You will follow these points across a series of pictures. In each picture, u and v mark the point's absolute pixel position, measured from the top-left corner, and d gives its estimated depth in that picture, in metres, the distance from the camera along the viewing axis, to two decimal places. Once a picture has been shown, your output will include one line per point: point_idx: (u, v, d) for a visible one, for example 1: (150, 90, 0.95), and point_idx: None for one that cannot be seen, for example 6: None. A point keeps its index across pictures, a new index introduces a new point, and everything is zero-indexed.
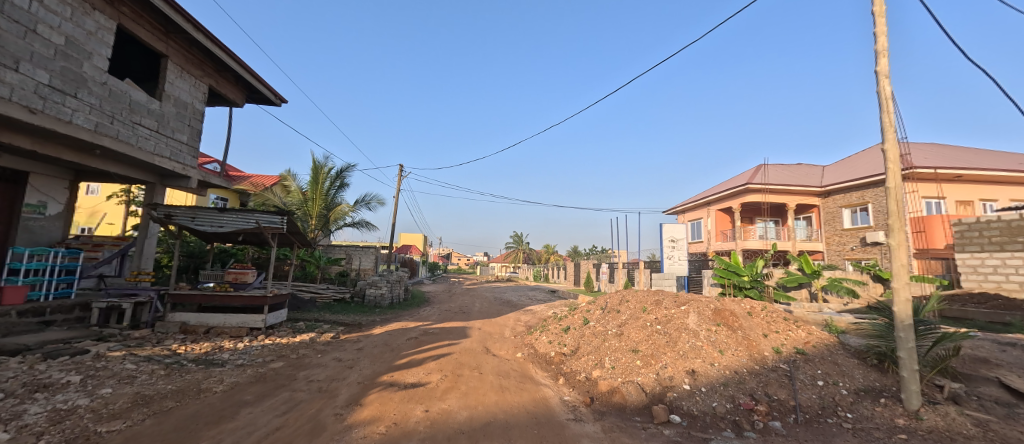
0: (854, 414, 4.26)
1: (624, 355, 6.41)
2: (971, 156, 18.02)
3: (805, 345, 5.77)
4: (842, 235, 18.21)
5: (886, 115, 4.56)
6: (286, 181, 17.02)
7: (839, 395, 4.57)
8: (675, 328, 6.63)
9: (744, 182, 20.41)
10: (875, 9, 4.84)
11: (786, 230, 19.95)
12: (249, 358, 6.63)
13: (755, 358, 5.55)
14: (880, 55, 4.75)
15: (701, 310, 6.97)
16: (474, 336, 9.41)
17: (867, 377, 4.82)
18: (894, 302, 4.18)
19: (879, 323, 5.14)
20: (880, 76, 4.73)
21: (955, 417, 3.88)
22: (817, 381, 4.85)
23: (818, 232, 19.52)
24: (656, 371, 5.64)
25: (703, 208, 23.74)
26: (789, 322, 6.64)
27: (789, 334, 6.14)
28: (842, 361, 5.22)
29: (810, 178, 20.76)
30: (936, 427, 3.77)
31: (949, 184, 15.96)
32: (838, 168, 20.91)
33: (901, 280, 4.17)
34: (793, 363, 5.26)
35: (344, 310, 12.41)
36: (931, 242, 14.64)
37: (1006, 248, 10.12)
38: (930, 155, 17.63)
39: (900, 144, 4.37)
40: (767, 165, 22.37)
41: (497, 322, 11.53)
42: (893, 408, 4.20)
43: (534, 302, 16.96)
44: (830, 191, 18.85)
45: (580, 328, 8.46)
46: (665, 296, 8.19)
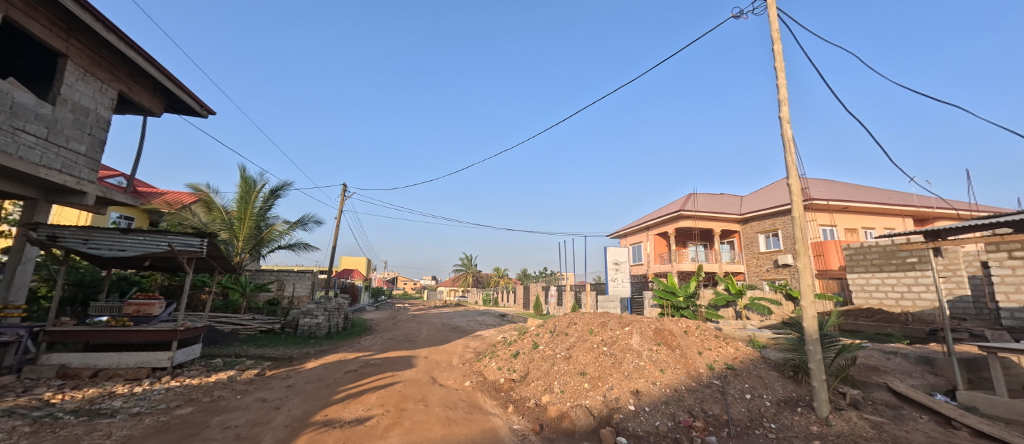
0: (777, 424, 4.64)
1: (572, 378, 6.48)
2: (855, 191, 21.14)
3: (733, 360, 6.24)
4: (759, 258, 20.30)
5: (790, 154, 5.26)
6: (208, 198, 15.39)
7: (764, 407, 4.96)
8: (620, 349, 6.86)
9: (677, 209, 22.06)
10: (778, 64, 5.62)
11: (714, 252, 21.63)
12: (148, 406, 5.72)
13: (692, 375, 5.89)
14: (783, 103, 5.52)
15: (644, 330, 7.28)
16: (420, 366, 8.99)
17: (785, 389, 5.31)
18: (803, 318, 4.70)
19: (793, 337, 5.73)
20: (783, 121, 5.47)
21: (856, 421, 4.41)
22: (746, 395, 5.24)
23: (739, 255, 21.55)
24: (603, 393, 5.76)
25: (643, 233, 25.24)
26: (719, 339, 7.17)
27: (720, 351, 6.62)
28: (765, 374, 5.71)
29: (731, 206, 23.03)
30: (842, 432, 4.24)
31: (839, 214, 18.57)
32: (754, 198, 23.45)
33: (808, 299, 4.71)
34: (725, 379, 5.65)
35: (273, 342, 11.29)
36: (828, 264, 16.86)
37: (883, 269, 11.90)
38: (825, 189, 20.41)
39: (801, 180, 5.04)
40: (696, 193, 24.48)
41: (444, 350, 11.13)
42: (808, 416, 4.64)
43: (483, 327, 16.62)
44: (748, 218, 21.04)
45: (530, 353, 8.45)
46: (610, 317, 8.42)
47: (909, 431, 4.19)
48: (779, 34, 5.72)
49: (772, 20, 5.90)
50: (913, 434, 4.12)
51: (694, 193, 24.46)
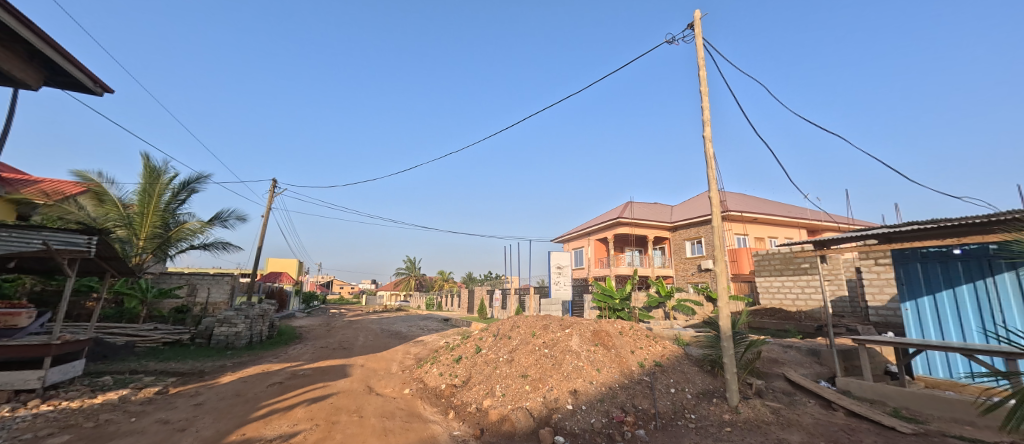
0: (696, 414, 5.09)
1: (514, 381, 6.57)
2: (765, 204, 23.83)
3: (661, 358, 6.74)
4: (686, 263, 22.09)
5: (711, 170, 5.83)
6: (99, 189, 13.48)
7: (686, 400, 5.41)
8: (560, 350, 7.09)
9: (616, 216, 23.31)
10: (703, 88, 6.22)
11: (647, 257, 23.15)
12: (14, 436, 4.86)
13: (625, 373, 6.27)
14: (706, 124, 6.11)
15: (583, 332, 7.59)
16: (356, 375, 8.58)
17: (704, 382, 5.84)
18: (719, 317, 5.22)
19: (711, 335, 6.33)
20: (706, 140, 6.05)
21: (760, 408, 4.98)
22: (671, 389, 5.68)
23: (669, 260, 23.27)
24: (543, 394, 5.91)
25: (584, 238, 26.31)
26: (650, 338, 7.69)
27: (650, 349, 7.10)
28: (687, 369, 6.24)
29: (663, 215, 24.81)
30: (749, 418, 4.76)
31: (751, 224, 20.83)
32: (683, 208, 25.49)
33: (724, 300, 5.24)
34: (653, 375, 6.08)
35: (180, 355, 10.11)
36: (740, 268, 18.86)
37: (783, 274, 13.56)
38: (741, 202, 22.77)
39: (721, 193, 5.61)
40: (633, 202, 26.04)
41: (383, 357, 10.73)
42: (721, 405, 5.15)
43: (425, 332, 16.27)
44: (677, 226, 22.80)
45: (472, 357, 8.43)
46: (552, 320, 8.66)
47: (800, 414, 4.82)
48: (704, 61, 6.33)
49: (698, 48, 6.51)
50: (803, 416, 4.75)
51: (631, 201, 26.01)
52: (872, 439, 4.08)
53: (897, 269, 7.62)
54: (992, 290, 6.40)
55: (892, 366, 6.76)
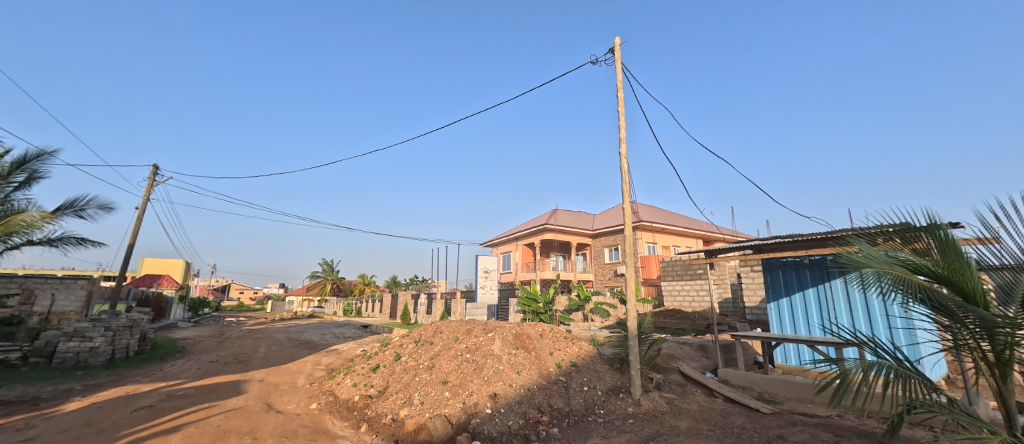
0: (604, 409, 5.48)
1: (433, 388, 6.45)
2: (672, 216, 26.47)
3: (576, 358, 7.11)
4: (604, 268, 23.64)
5: (624, 183, 6.34)
6: None
7: (596, 396, 5.80)
8: (482, 354, 7.12)
9: (543, 222, 24.11)
10: (620, 109, 6.77)
11: (571, 262, 24.31)
12: None
13: (543, 374, 6.51)
14: (622, 141, 6.64)
15: (505, 335, 7.69)
16: (253, 392, 7.73)
17: (614, 379, 6.31)
18: (627, 319, 5.68)
19: (621, 335, 6.87)
20: (621, 156, 6.58)
21: (658, 399, 5.50)
22: (584, 387, 6.03)
23: (590, 265, 24.69)
24: (463, 400, 5.90)
25: (512, 243, 26.79)
26: (568, 340, 8.06)
27: (567, 350, 7.45)
28: (599, 367, 6.69)
29: (586, 222, 26.28)
30: (649, 409, 5.24)
31: (660, 234, 23.00)
32: (604, 216, 27.25)
33: (631, 302, 5.73)
34: (568, 374, 6.40)
35: (9, 379, 8.21)
36: (649, 273, 20.82)
37: (682, 279, 15.21)
38: (652, 214, 25.02)
39: (632, 205, 6.13)
40: (558, 209, 27.19)
41: (288, 369, 9.81)
42: (626, 399, 5.60)
43: (340, 341, 15.23)
44: (598, 233, 24.26)
45: (390, 366, 8.09)
46: (476, 324, 8.64)
47: (690, 403, 5.45)
48: (622, 84, 6.89)
49: (617, 72, 7.06)
50: (692, 404, 5.37)
51: (557, 208, 27.13)
52: (743, 420, 4.75)
53: (766, 274, 8.87)
54: (828, 292, 7.86)
55: (761, 357, 7.94)
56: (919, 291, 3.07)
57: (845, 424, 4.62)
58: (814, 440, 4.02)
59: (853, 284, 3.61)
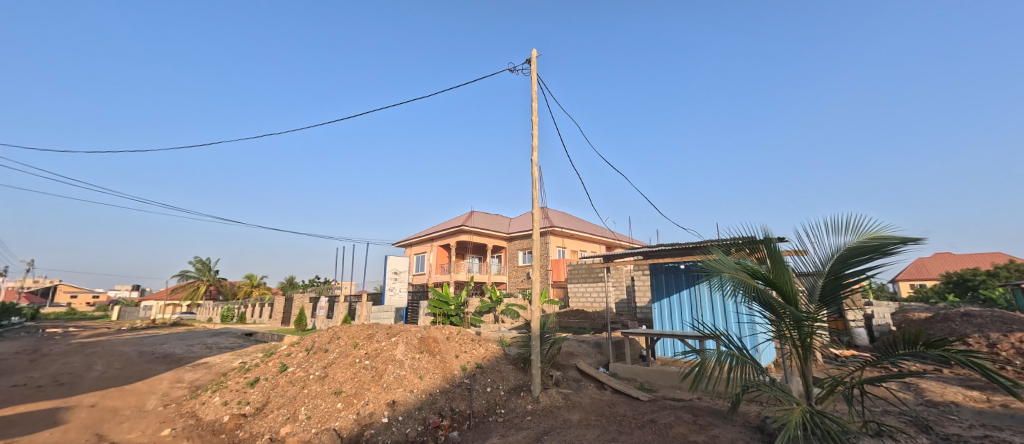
0: (504, 409, 5.62)
1: (324, 400, 5.98)
2: (581, 223, 28.30)
3: (482, 359, 7.15)
4: (517, 270, 24.35)
5: (535, 190, 6.59)
6: None
7: (498, 396, 5.93)
8: (383, 360, 6.78)
9: (459, 224, 23.93)
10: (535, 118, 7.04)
11: (486, 264, 24.52)
12: None
13: (447, 377, 6.43)
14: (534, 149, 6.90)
15: (409, 339, 7.39)
16: (80, 422, 6.32)
17: (516, 378, 6.54)
18: (530, 319, 5.90)
19: (525, 335, 7.12)
20: (533, 163, 6.83)
21: (555, 395, 5.76)
22: (487, 388, 6.11)
23: (504, 267, 25.19)
24: (356, 411, 5.55)
25: (426, 243, 26.11)
26: (475, 342, 8.03)
27: (473, 352, 7.44)
28: (504, 367, 6.85)
29: (502, 226, 26.75)
30: (546, 405, 5.48)
31: (570, 239, 24.39)
32: (519, 220, 28.02)
33: (535, 304, 5.99)
34: (472, 376, 6.41)
35: None
36: (558, 275, 22.07)
37: (587, 281, 16.30)
38: (564, 220, 26.45)
39: (541, 211, 6.40)
40: (475, 211, 27.25)
41: (138, 390, 8.22)
42: (526, 397, 5.78)
43: (216, 352, 13.26)
44: (513, 237, 24.85)
45: (274, 378, 7.30)
46: (379, 329, 8.21)
47: (583, 396, 5.85)
48: (537, 95, 7.16)
49: (534, 83, 7.32)
50: (584, 398, 5.76)
51: (474, 211, 27.17)
52: (625, 409, 5.24)
53: (652, 278, 9.93)
54: (699, 295, 9.07)
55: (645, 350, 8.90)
56: (755, 294, 3.83)
57: (704, 406, 5.39)
58: (680, 421, 4.61)
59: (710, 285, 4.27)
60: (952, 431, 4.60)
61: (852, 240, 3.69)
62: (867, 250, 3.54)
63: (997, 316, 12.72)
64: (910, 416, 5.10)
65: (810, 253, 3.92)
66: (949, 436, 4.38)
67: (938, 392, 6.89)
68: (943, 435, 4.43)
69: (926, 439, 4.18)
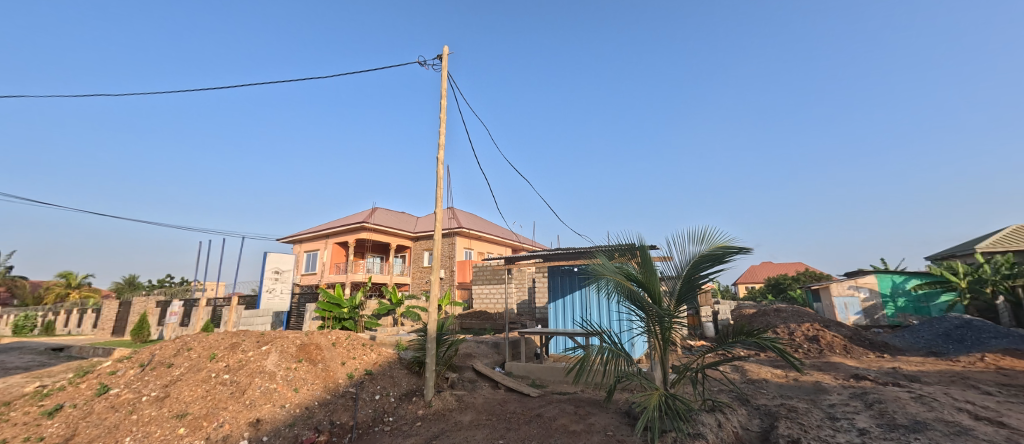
0: (393, 417, 5.35)
1: (163, 425, 4.96)
2: (488, 225, 28.67)
3: (373, 365, 6.73)
4: (422, 271, 23.60)
5: (438, 189, 6.43)
6: None
7: (387, 404, 5.63)
8: (247, 374, 5.95)
9: (360, 220, 22.34)
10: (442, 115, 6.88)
11: (388, 265, 23.32)
12: None
13: (329, 388, 5.89)
14: (440, 147, 6.73)
15: (285, 347, 6.66)
16: None
17: (409, 383, 6.32)
18: (427, 321, 5.72)
19: (421, 338, 6.90)
20: (439, 161, 6.66)
21: (448, 397, 5.67)
22: (375, 396, 5.76)
23: (407, 268, 24.23)
24: (206, 435, 4.73)
25: (320, 240, 23.80)
26: (366, 347, 7.49)
27: (363, 358, 6.95)
28: (396, 373, 6.56)
29: (407, 224, 25.71)
30: (438, 408, 5.34)
31: (477, 241, 24.46)
32: (426, 219, 27.25)
33: (433, 306, 5.83)
34: (359, 385, 5.99)
35: None
36: (464, 277, 22.06)
37: (491, 283, 16.50)
38: (472, 221, 26.49)
39: (443, 212, 6.28)
40: (378, 208, 25.73)
41: None
42: (417, 402, 5.58)
43: (7, 374, 10.17)
44: (419, 236, 24.07)
45: (88, 403, 5.73)
46: (246, 337, 7.22)
47: (476, 397, 5.86)
48: (446, 93, 7.01)
49: (442, 79, 7.15)
50: (477, 398, 5.77)
51: (377, 207, 25.63)
52: (515, 405, 5.40)
53: (549, 280, 10.43)
54: (589, 297, 9.83)
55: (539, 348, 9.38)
56: (629, 295, 4.34)
57: (585, 397, 5.86)
58: (563, 412, 4.91)
59: (595, 287, 4.69)
60: (761, 402, 5.73)
61: (704, 248, 4.33)
62: (712, 258, 4.25)
63: (796, 312, 16.38)
64: (736, 392, 6.21)
65: (674, 259, 4.50)
66: (759, 406, 5.43)
67: (756, 372, 8.55)
68: (755, 405, 5.48)
69: (744, 410, 5.12)
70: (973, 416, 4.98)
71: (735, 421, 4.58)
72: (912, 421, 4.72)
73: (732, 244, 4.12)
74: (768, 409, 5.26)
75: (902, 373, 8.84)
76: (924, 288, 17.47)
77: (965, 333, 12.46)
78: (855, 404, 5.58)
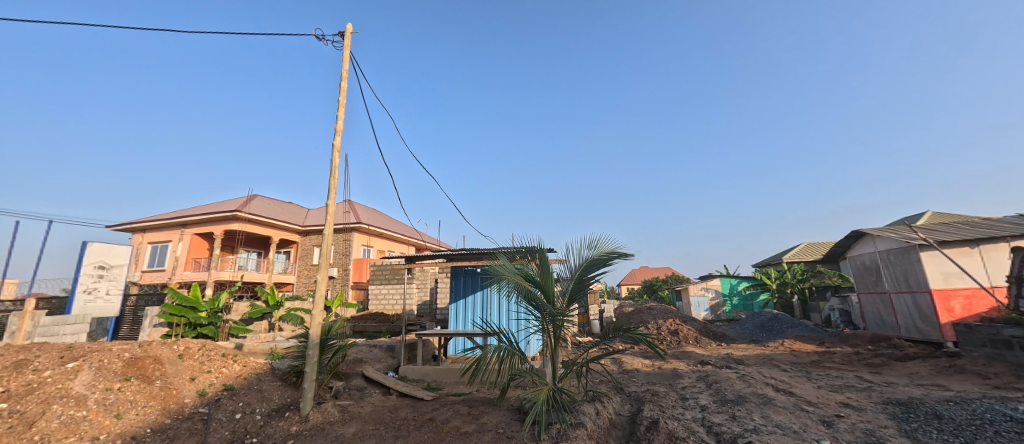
0: (259, 436, 4.63)
1: None
2: (389, 222, 27.17)
3: (235, 379, 5.84)
4: (312, 270, 21.21)
5: (333, 180, 5.83)
6: None
7: (251, 422, 4.86)
8: (38, 401, 4.46)
9: (233, 208, 19.27)
10: (342, 99, 6.26)
11: (266, 262, 20.27)
12: None
13: (169, 410, 4.87)
14: (338, 133, 6.12)
15: (105, 363, 5.41)
16: None
17: (282, 397, 5.59)
18: (310, 325, 5.11)
19: (300, 345, 6.16)
20: (335, 148, 6.04)
21: (328, 409, 5.13)
22: (235, 415, 4.93)
23: (292, 266, 21.62)
24: None
25: (176, 229, 19.87)
26: (226, 358, 6.55)
27: (222, 372, 6.02)
28: (265, 386, 5.75)
29: (293, 216, 22.95)
30: (316, 423, 4.79)
31: (377, 238, 22.91)
32: (317, 212, 24.70)
33: (319, 309, 5.23)
34: (214, 403, 5.10)
35: None
36: (360, 276, 20.51)
37: (390, 283, 15.55)
38: (371, 217, 24.81)
39: (336, 206, 5.71)
40: (256, 197, 22.55)
41: None
42: (291, 418, 4.93)
43: None
44: (308, 231, 21.69)
45: None
46: (42, 353, 5.64)
47: (364, 406, 5.43)
48: (347, 74, 6.40)
49: (345, 59, 6.51)
50: (365, 407, 5.36)
51: (254, 195, 22.43)
52: (406, 412, 5.14)
53: (452, 280, 10.25)
54: (490, 297, 9.93)
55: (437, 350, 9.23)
56: (527, 296, 4.44)
57: (480, 397, 5.87)
58: (456, 414, 4.82)
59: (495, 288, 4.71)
60: (632, 389, 6.43)
61: (592, 253, 4.69)
62: (599, 262, 4.64)
63: (664, 309, 18.93)
64: (613, 382, 6.90)
65: (568, 261, 4.77)
66: (630, 393, 6.08)
67: (629, 363, 9.63)
68: (628, 393, 6.12)
69: (618, 397, 5.67)
70: (774, 389, 6.28)
71: (611, 408, 5.04)
72: (737, 395, 5.77)
73: (616, 250, 4.57)
74: (636, 395, 5.91)
75: (731, 357, 10.86)
76: (746, 290, 21.32)
77: (773, 324, 15.80)
78: (700, 386, 6.62)
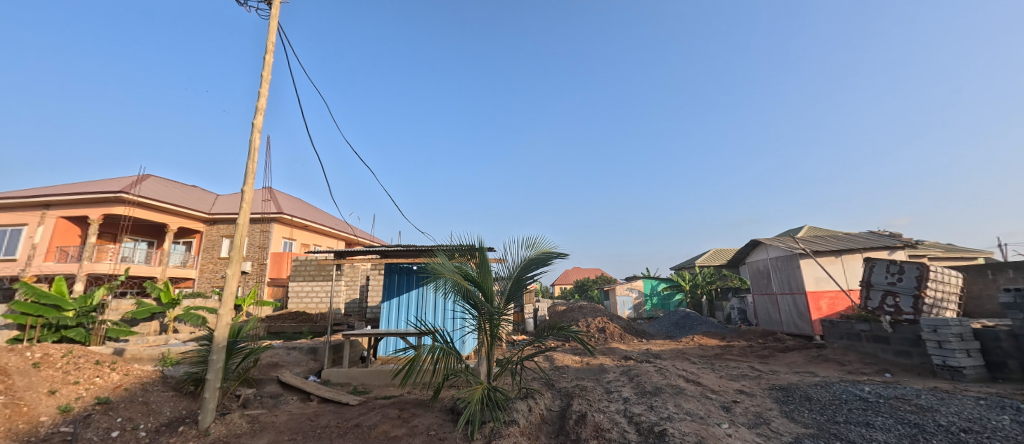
0: None
1: None
2: (315, 213, 25.31)
3: (112, 391, 5.02)
4: (217, 263, 19.17)
5: (251, 162, 5.23)
6: None
7: (133, 440, 4.18)
8: None
9: (118, 189, 16.70)
10: (265, 73, 5.65)
11: (158, 253, 17.78)
12: None
13: (17, 431, 3.99)
14: (259, 111, 5.51)
15: None
16: None
17: (175, 409, 4.90)
18: (215, 326, 4.52)
19: (202, 348, 5.46)
20: (254, 128, 5.43)
21: (234, 420, 4.59)
22: (111, 433, 4.20)
23: (193, 258, 19.21)
24: None
25: (38, 211, 16.73)
26: (101, 366, 5.61)
27: (95, 382, 5.16)
28: (153, 398, 5.00)
29: (198, 203, 20.42)
30: (219, 436, 4.27)
31: (300, 230, 21.14)
32: (228, 199, 22.25)
33: (225, 307, 4.65)
34: (82, 421, 4.32)
35: None
36: (279, 272, 18.78)
37: (314, 280, 14.43)
38: (295, 207, 22.88)
39: (254, 193, 5.15)
40: (148, 179, 19.80)
41: None
42: (188, 432, 4.32)
43: None
44: (216, 219, 19.47)
45: None
46: None
47: (278, 414, 4.96)
48: (273, 47, 5.79)
49: (270, 30, 5.89)
50: (279, 416, 4.89)
51: (146, 177, 19.69)
52: (328, 418, 4.76)
53: (385, 277, 9.76)
54: (427, 296, 9.68)
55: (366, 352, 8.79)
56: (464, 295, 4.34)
57: (410, 398, 5.65)
58: (383, 418, 4.56)
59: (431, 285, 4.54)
60: (562, 385, 6.65)
61: (532, 253, 4.72)
62: (539, 262, 4.68)
63: (593, 307, 19.83)
64: (545, 378, 7.07)
65: (508, 260, 4.75)
66: (560, 388, 6.27)
67: (559, 359, 9.93)
68: (557, 388, 6.31)
69: (549, 393, 5.81)
70: (685, 380, 6.84)
71: (542, 404, 5.13)
72: (654, 387, 6.19)
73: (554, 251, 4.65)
74: (566, 390, 6.10)
75: (650, 352, 11.69)
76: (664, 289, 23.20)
77: (686, 321, 17.27)
78: (622, 379, 7.04)
